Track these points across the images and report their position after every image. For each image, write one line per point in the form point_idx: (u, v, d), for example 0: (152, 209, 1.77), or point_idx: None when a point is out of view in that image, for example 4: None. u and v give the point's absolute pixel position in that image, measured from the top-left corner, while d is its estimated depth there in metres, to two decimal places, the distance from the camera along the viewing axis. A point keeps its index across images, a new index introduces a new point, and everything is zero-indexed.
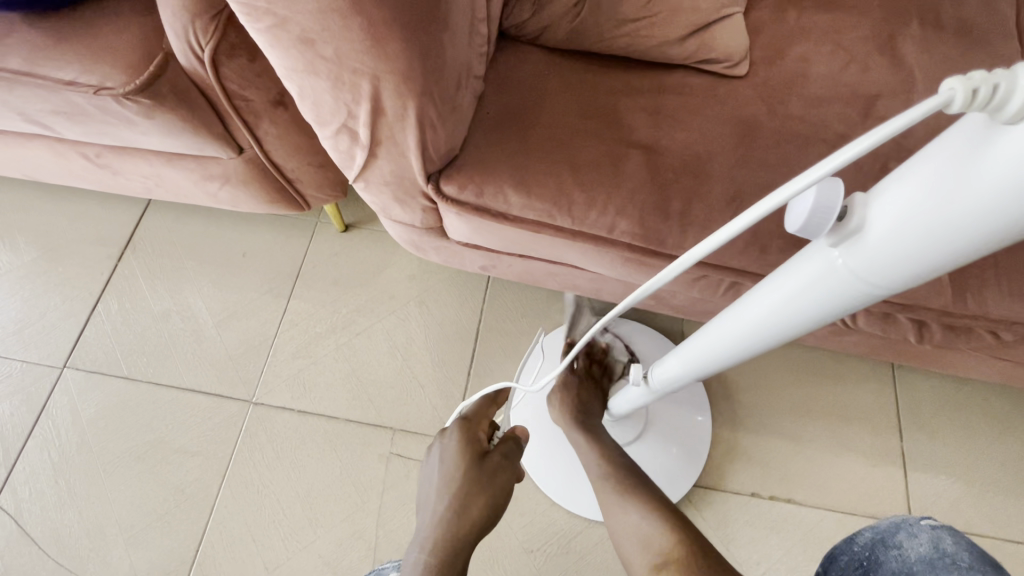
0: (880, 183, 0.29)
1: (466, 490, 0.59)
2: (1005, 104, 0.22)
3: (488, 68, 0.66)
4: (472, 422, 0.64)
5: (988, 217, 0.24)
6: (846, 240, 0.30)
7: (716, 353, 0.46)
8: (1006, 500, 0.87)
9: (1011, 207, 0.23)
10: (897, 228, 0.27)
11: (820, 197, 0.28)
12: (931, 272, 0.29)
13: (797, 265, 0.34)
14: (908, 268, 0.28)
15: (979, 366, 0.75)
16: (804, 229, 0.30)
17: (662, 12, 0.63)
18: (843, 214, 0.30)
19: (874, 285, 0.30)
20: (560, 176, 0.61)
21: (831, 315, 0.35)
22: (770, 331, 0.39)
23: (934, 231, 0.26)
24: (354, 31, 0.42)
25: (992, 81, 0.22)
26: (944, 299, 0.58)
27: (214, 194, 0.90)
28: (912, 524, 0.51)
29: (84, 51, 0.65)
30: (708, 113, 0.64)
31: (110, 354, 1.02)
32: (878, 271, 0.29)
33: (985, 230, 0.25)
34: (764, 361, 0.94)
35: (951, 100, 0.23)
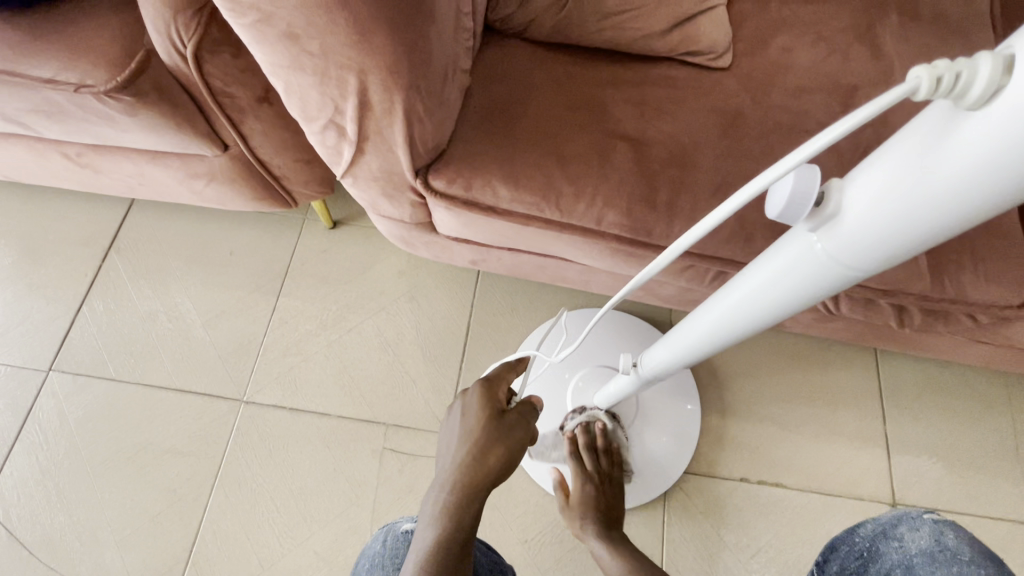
0: (855, 169, 0.30)
1: (484, 442, 0.60)
2: (968, 91, 0.23)
3: (475, 62, 0.66)
4: (494, 383, 0.64)
5: (955, 201, 0.25)
6: (824, 225, 0.31)
7: (703, 339, 0.47)
8: (985, 478, 0.89)
9: (976, 190, 0.24)
10: (872, 213, 0.28)
11: (797, 183, 0.30)
12: (905, 254, 0.30)
13: (780, 248, 0.35)
14: (884, 251, 0.30)
15: (958, 349, 0.78)
16: (783, 215, 0.31)
17: (646, 4, 0.63)
18: (822, 198, 0.31)
19: (852, 268, 0.31)
20: (548, 169, 0.61)
21: (812, 298, 0.36)
22: (754, 316, 0.40)
23: (906, 214, 0.27)
24: (340, 25, 0.42)
25: (956, 69, 0.22)
26: (924, 284, 0.60)
27: (200, 192, 0.90)
28: (916, 518, 0.53)
29: (63, 48, 0.64)
30: (693, 104, 0.64)
31: (97, 356, 1.00)
32: (857, 254, 0.30)
33: (952, 212, 0.26)
34: (751, 349, 0.96)
35: (917, 88, 0.24)
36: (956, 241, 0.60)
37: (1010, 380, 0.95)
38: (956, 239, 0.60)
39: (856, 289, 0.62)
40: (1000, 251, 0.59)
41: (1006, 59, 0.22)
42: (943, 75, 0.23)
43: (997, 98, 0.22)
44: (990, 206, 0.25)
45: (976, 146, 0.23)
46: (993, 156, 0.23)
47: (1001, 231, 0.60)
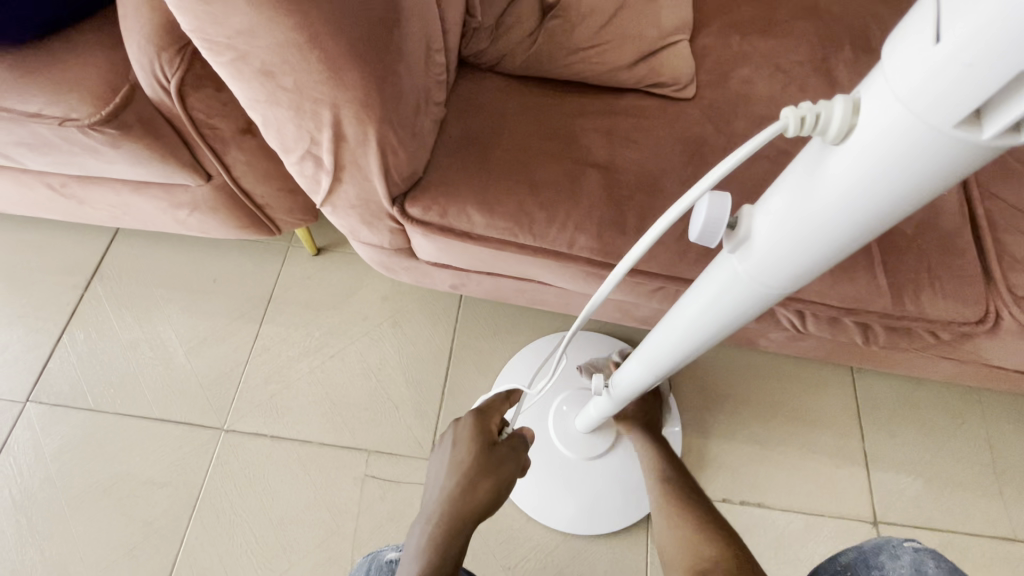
0: (763, 196, 0.32)
1: (474, 472, 0.61)
2: (828, 129, 0.26)
3: (450, 95, 0.69)
4: (486, 414, 0.65)
5: (840, 221, 0.28)
6: (740, 247, 0.33)
7: (661, 359, 0.48)
8: (964, 495, 0.90)
9: (855, 210, 0.27)
10: (774, 235, 0.30)
11: (710, 210, 0.32)
12: (815, 272, 0.32)
13: (710, 270, 0.37)
14: (794, 270, 0.32)
15: (928, 366, 0.79)
16: (701, 238, 0.33)
17: (612, 40, 0.67)
18: (735, 224, 0.34)
19: (771, 285, 0.33)
20: (519, 195, 0.63)
21: (746, 316, 0.38)
22: (700, 335, 0.42)
23: (802, 236, 0.29)
24: (313, 63, 0.44)
25: (816, 109, 0.26)
26: (885, 302, 0.62)
27: (183, 221, 0.91)
28: (897, 546, 0.54)
29: (50, 83, 0.66)
30: (659, 133, 0.67)
31: (76, 386, 0.99)
32: (771, 272, 0.32)
33: (843, 231, 0.28)
34: (730, 368, 0.97)
35: (786, 126, 0.27)
36: (913, 261, 0.62)
37: (983, 395, 0.96)
38: (913, 259, 0.62)
39: (820, 308, 0.64)
40: (954, 269, 0.62)
41: (854, 102, 0.25)
42: (806, 116, 0.26)
43: (850, 136, 0.25)
44: (873, 224, 0.27)
45: (844, 173, 0.26)
46: (860, 179, 0.25)
47: (954, 251, 0.63)
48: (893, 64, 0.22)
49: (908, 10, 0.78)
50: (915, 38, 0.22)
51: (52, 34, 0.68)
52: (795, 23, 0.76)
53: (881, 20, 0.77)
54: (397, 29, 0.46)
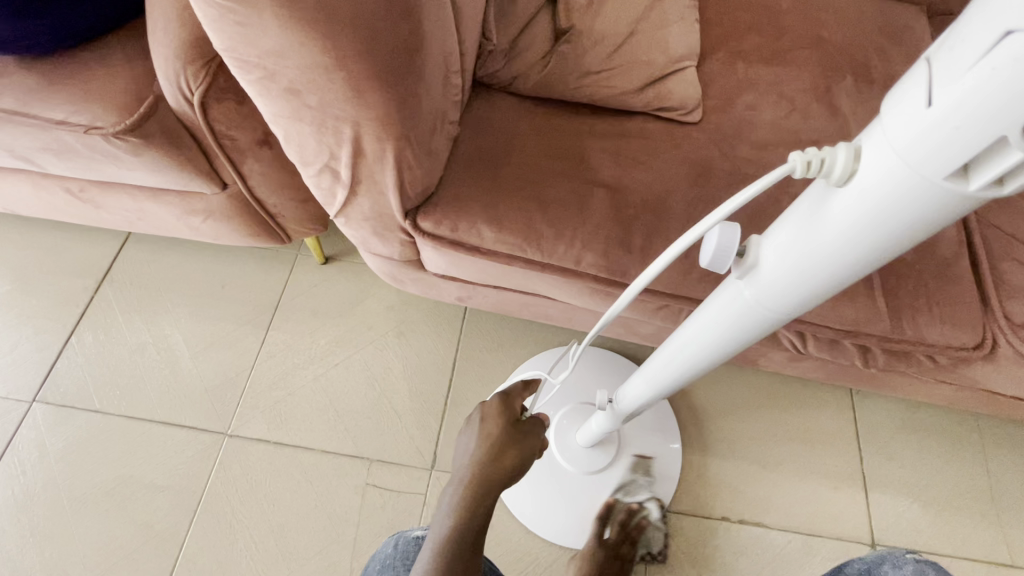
0: (770, 225, 0.34)
1: (501, 443, 0.61)
2: (832, 171, 0.27)
3: (463, 113, 0.71)
4: (511, 395, 0.66)
5: (844, 253, 0.29)
6: (748, 273, 0.35)
7: (664, 377, 0.50)
8: (961, 519, 0.91)
9: (857, 244, 0.28)
10: (781, 263, 0.32)
11: (721, 238, 0.33)
12: (819, 298, 0.33)
13: (715, 294, 0.39)
14: (798, 296, 0.33)
15: (925, 390, 0.81)
16: (713, 263, 0.35)
17: (622, 65, 0.69)
18: (743, 251, 0.35)
19: (775, 311, 0.35)
20: (529, 212, 0.65)
21: (749, 337, 0.39)
22: (703, 355, 0.43)
23: (808, 265, 0.31)
24: (338, 83, 0.46)
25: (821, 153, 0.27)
26: (884, 325, 0.63)
27: (197, 227, 0.93)
28: (899, 557, 0.54)
29: (77, 93, 0.68)
30: (666, 155, 0.69)
31: (83, 387, 1.00)
32: (776, 300, 0.34)
33: (846, 262, 0.30)
34: (730, 386, 0.99)
35: (793, 167, 0.28)
36: (912, 286, 0.64)
37: (981, 420, 0.97)
38: (912, 284, 0.64)
39: (821, 329, 0.65)
40: (951, 295, 0.64)
41: (855, 148, 0.27)
42: (810, 160, 0.28)
43: (852, 179, 0.27)
44: (874, 257, 0.29)
45: (849, 209, 0.27)
46: (864, 215, 0.27)
47: (951, 277, 0.64)
48: (891, 120, 0.24)
49: (907, 42, 0.81)
50: (910, 99, 0.23)
51: (80, 45, 0.71)
52: (798, 52, 0.79)
53: (881, 52, 0.79)
54: (420, 53, 0.48)
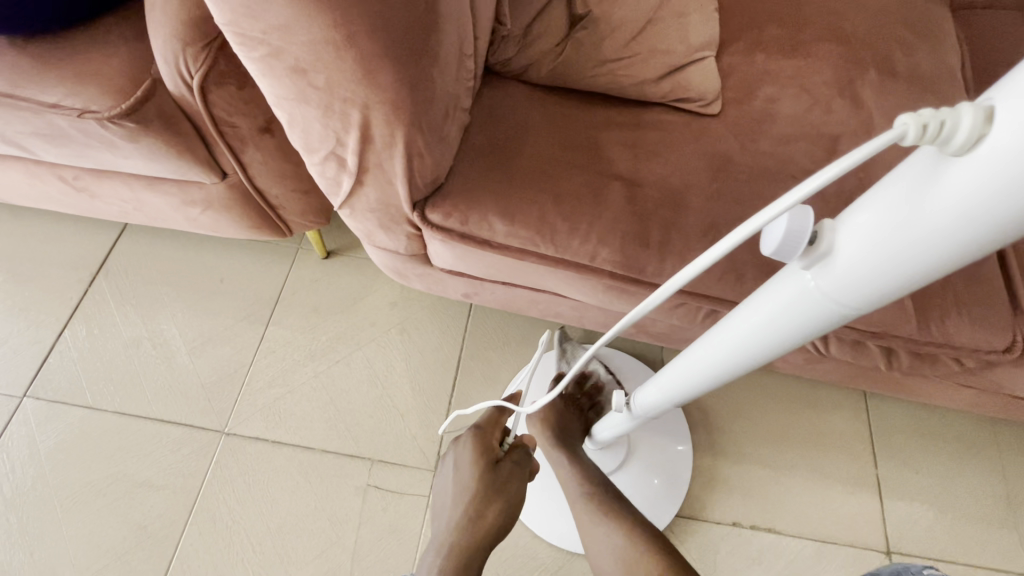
0: (847, 210, 0.31)
1: (481, 497, 0.60)
2: (951, 138, 0.24)
3: (474, 102, 0.68)
4: (485, 430, 0.63)
5: (945, 239, 0.26)
6: (818, 262, 0.32)
7: (698, 376, 0.47)
8: (978, 527, 0.88)
9: (964, 229, 0.25)
10: (864, 250, 0.29)
11: (792, 222, 0.31)
12: (896, 291, 0.30)
13: (772, 284, 0.36)
14: (874, 289, 0.30)
15: (945, 394, 0.78)
16: (778, 253, 0.32)
17: (640, 53, 0.66)
18: (811, 237, 0.32)
19: (843, 305, 0.32)
20: (543, 205, 0.62)
21: (804, 334, 0.36)
22: (748, 352, 0.40)
23: (899, 252, 0.28)
24: (347, 62, 0.43)
25: (941, 117, 0.24)
26: (911, 327, 0.61)
27: (195, 219, 0.90)
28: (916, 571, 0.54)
29: (71, 75, 0.65)
30: (685, 148, 0.67)
31: (76, 383, 0.98)
32: (848, 292, 0.31)
33: (943, 250, 0.27)
34: (742, 388, 0.96)
35: (905, 133, 0.25)
36: (940, 287, 0.61)
37: (998, 425, 0.95)
38: (940, 284, 0.61)
39: (844, 330, 0.63)
40: (981, 296, 0.61)
41: (984, 111, 0.24)
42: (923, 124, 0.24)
43: (978, 147, 0.24)
44: (977, 246, 0.26)
45: (965, 186, 0.24)
46: (981, 195, 0.24)
47: (980, 277, 0.62)
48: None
49: (931, 36, 0.78)
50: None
51: (75, 26, 0.68)
52: (819, 44, 0.76)
53: (904, 44, 0.77)
54: (434, 32, 0.46)
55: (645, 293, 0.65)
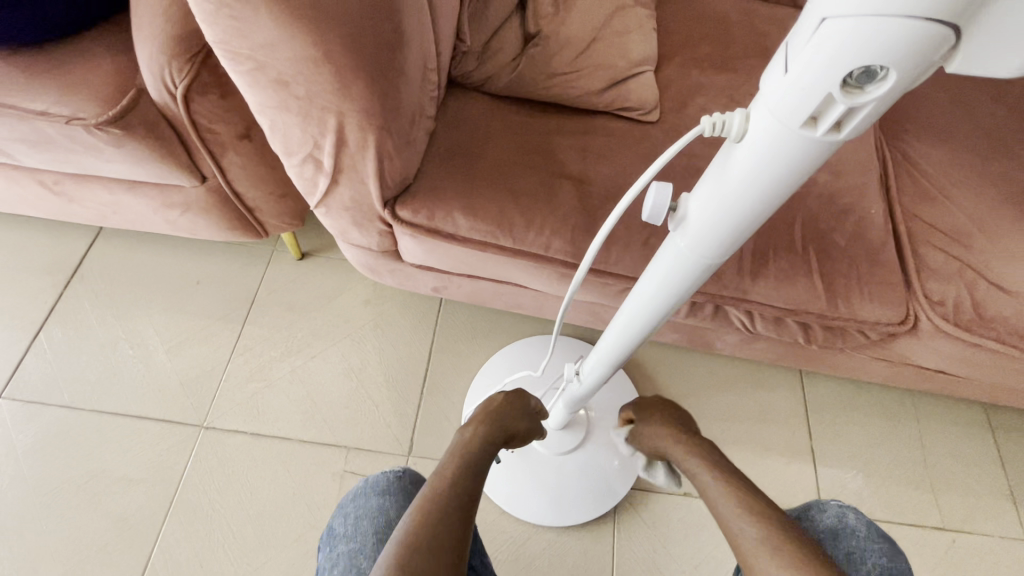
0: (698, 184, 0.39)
1: (510, 403, 0.64)
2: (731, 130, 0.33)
3: (439, 110, 0.75)
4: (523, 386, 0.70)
5: (745, 196, 0.34)
6: (681, 224, 0.40)
7: (621, 335, 0.55)
8: (899, 488, 0.99)
9: (753, 189, 0.33)
10: (702, 210, 0.37)
11: (656, 196, 0.39)
12: (740, 238, 0.38)
13: (655, 256, 0.45)
14: (721, 238, 0.38)
15: (864, 367, 0.88)
16: (653, 215, 0.40)
17: (586, 68, 0.75)
18: (678, 208, 0.41)
19: (705, 254, 0.40)
20: (501, 202, 0.70)
21: (690, 284, 0.44)
22: (652, 306, 0.48)
23: (722, 208, 0.36)
24: (325, 75, 0.50)
25: (720, 119, 0.33)
26: (821, 304, 0.70)
27: (173, 221, 0.94)
28: (824, 501, 0.59)
29: (58, 84, 0.69)
30: (627, 151, 0.75)
31: (53, 383, 1.00)
32: (702, 244, 0.39)
33: (751, 204, 0.35)
34: (692, 371, 1.05)
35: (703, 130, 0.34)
36: (845, 268, 0.71)
37: (917, 398, 1.06)
38: (846, 267, 0.71)
39: (766, 309, 0.72)
40: (879, 276, 0.71)
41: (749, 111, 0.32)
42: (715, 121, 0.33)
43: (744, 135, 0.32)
44: (774, 196, 0.34)
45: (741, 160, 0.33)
46: (750, 164, 0.32)
47: (879, 261, 0.72)
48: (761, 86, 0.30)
49: None
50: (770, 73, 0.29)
51: (61, 39, 0.72)
52: (746, 60, 0.86)
53: None
54: (401, 49, 0.53)
55: (595, 279, 0.73)
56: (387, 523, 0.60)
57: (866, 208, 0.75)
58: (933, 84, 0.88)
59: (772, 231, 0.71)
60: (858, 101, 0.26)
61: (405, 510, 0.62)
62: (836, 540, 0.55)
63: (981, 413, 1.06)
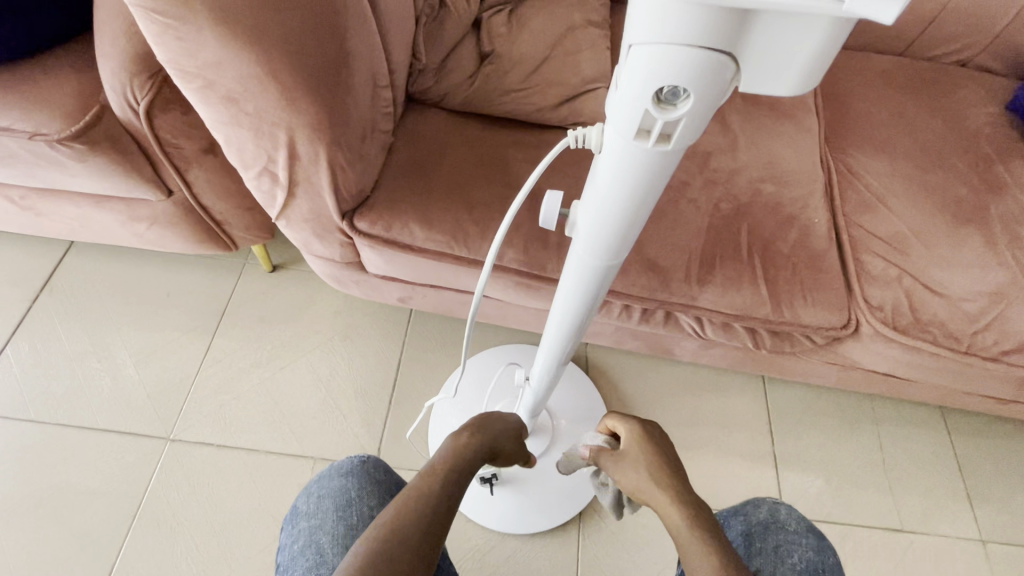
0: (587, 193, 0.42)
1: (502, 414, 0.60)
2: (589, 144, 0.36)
3: (397, 126, 0.78)
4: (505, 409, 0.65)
5: (614, 203, 0.37)
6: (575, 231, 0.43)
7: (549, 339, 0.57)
8: (858, 490, 1.01)
9: (618, 197, 0.36)
10: (586, 218, 0.40)
11: (547, 204, 0.44)
12: (626, 240, 0.41)
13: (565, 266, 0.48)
14: (608, 242, 0.41)
15: (818, 372, 0.91)
16: (547, 220, 0.45)
17: (540, 85, 0.78)
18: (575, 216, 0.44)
19: (600, 258, 0.43)
20: (457, 213, 0.72)
21: (596, 286, 0.47)
22: (570, 308, 0.51)
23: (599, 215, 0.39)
24: (271, 93, 0.52)
25: None
26: (765, 309, 0.73)
27: (141, 234, 0.95)
28: (757, 499, 0.65)
29: (22, 101, 0.71)
30: (581, 163, 0.78)
31: (18, 397, 0.99)
32: (594, 248, 0.42)
33: (621, 211, 0.37)
34: (656, 378, 1.07)
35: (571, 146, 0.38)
36: (789, 276, 0.74)
37: (875, 401, 1.09)
38: (789, 273, 0.74)
39: (715, 315, 0.74)
40: (821, 282, 0.74)
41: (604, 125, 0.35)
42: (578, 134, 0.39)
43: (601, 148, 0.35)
44: (640, 202, 0.36)
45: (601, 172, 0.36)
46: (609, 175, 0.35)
47: (821, 268, 0.75)
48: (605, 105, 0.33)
49: None
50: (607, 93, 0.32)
51: (26, 57, 0.74)
52: None
53: None
54: (346, 67, 0.55)
55: (549, 288, 0.75)
56: (348, 502, 0.61)
57: (810, 217, 0.78)
58: (875, 101, 0.93)
59: (718, 240, 0.74)
60: (671, 116, 0.29)
61: (366, 491, 0.62)
62: (766, 533, 0.61)
63: (938, 417, 1.09)
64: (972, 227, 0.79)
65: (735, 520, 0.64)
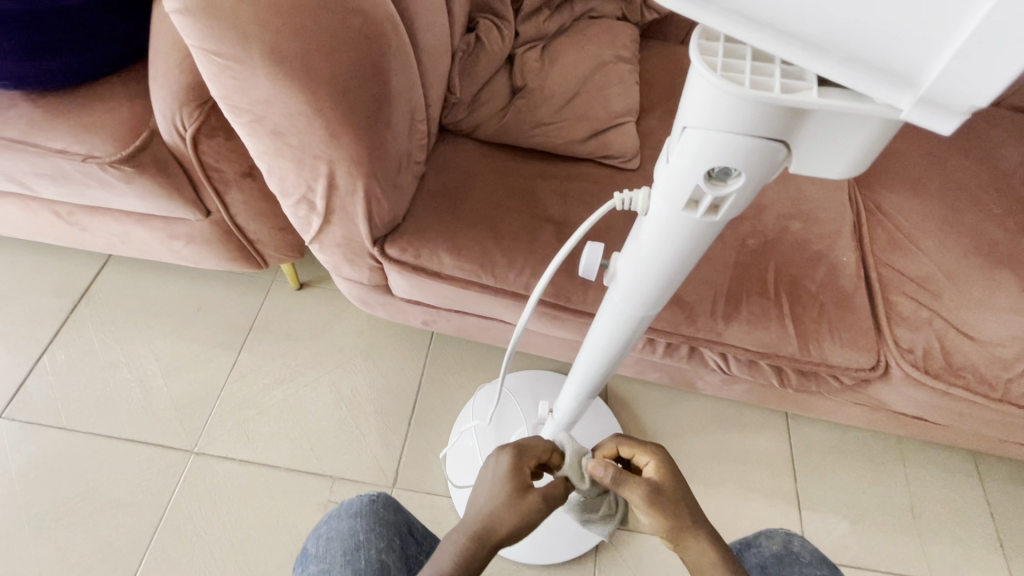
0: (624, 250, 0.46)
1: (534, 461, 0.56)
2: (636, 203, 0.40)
3: (429, 155, 0.80)
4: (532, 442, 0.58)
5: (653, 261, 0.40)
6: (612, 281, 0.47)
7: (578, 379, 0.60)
8: (885, 535, 0.98)
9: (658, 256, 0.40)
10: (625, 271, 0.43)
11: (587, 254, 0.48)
12: (659, 296, 0.44)
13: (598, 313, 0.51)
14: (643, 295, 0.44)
15: (844, 411, 0.89)
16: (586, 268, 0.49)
17: (569, 119, 0.80)
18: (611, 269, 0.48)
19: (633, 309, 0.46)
20: (485, 243, 0.73)
21: (627, 335, 0.50)
22: (600, 353, 0.53)
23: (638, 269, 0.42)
24: (316, 128, 0.54)
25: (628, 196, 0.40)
26: (792, 347, 0.72)
27: (177, 251, 0.98)
28: (770, 529, 0.63)
29: (78, 126, 0.75)
30: (608, 196, 0.79)
31: (52, 404, 1.03)
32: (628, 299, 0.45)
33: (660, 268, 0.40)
34: (676, 410, 1.06)
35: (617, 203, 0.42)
36: (816, 315, 0.73)
37: (903, 443, 1.06)
38: (817, 312, 0.73)
39: (740, 352, 0.74)
40: (849, 323, 0.74)
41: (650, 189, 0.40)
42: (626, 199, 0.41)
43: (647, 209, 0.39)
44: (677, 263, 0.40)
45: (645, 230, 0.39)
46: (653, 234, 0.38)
47: (849, 308, 0.74)
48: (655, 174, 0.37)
49: None
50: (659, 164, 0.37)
51: (83, 83, 0.78)
52: None
53: None
54: (387, 104, 0.57)
55: (573, 319, 0.76)
56: (355, 545, 0.61)
57: (838, 255, 0.77)
58: (905, 138, 0.92)
59: (744, 277, 0.74)
60: (722, 191, 0.33)
61: (375, 534, 0.62)
62: (780, 565, 0.60)
63: (969, 460, 1.05)
64: (1006, 270, 0.78)
65: (748, 553, 0.63)
